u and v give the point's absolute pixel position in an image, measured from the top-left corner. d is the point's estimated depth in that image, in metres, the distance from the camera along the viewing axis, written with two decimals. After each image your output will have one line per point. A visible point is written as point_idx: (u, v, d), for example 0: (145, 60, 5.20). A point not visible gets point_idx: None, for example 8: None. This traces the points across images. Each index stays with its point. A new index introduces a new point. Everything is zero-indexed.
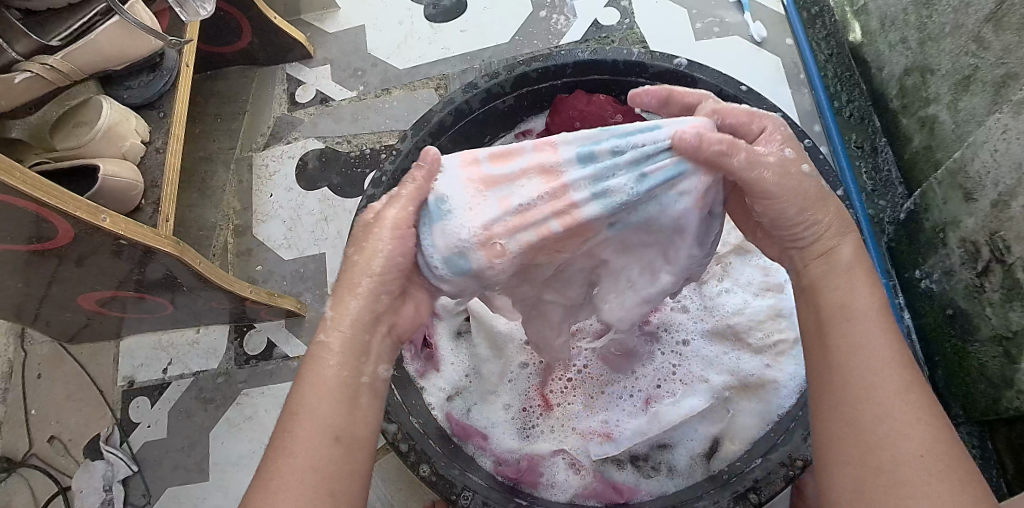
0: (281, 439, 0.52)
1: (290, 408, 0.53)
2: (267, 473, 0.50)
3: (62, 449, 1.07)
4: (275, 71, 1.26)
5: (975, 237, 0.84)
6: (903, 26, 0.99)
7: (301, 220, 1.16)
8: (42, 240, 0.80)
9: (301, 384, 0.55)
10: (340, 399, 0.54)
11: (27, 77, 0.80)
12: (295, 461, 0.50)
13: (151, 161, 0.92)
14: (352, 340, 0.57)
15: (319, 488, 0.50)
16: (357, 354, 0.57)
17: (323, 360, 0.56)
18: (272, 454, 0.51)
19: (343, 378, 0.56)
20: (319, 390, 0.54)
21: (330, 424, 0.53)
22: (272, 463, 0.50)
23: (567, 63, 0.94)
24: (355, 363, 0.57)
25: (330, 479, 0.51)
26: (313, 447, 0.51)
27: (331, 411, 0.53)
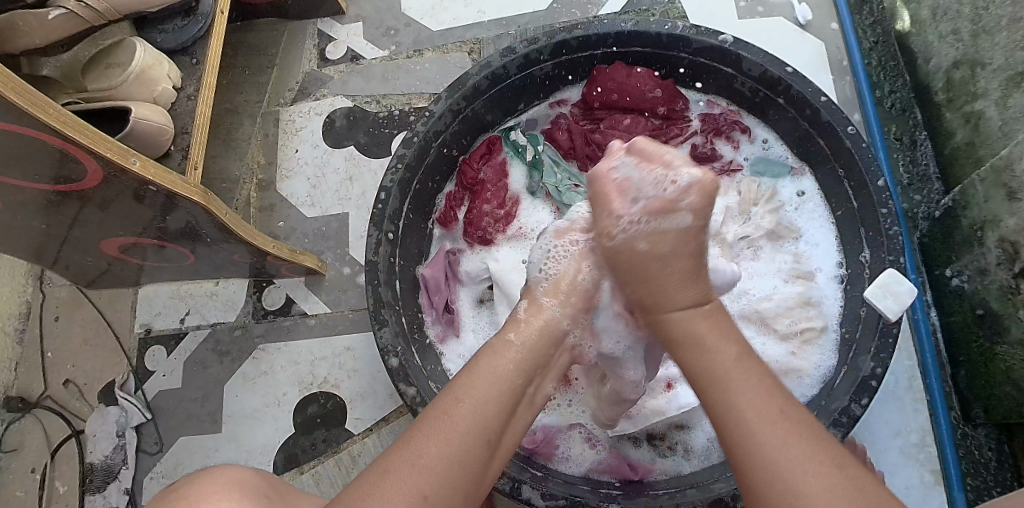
0: (438, 415, 0.57)
1: (458, 394, 0.59)
2: (417, 445, 0.55)
3: (77, 392, 1.08)
4: (307, 25, 1.24)
5: (1015, 237, 0.82)
6: (956, 16, 0.96)
7: (326, 178, 1.15)
8: (67, 180, 0.79)
9: (469, 375, 0.61)
10: (503, 401, 0.60)
11: (61, 13, 0.80)
12: (449, 447, 0.55)
13: (182, 107, 0.91)
14: (531, 348, 0.64)
15: (457, 471, 0.55)
16: (531, 364, 0.63)
17: (499, 358, 0.62)
18: (429, 428, 0.57)
19: (513, 383, 0.61)
20: (482, 382, 0.60)
21: (491, 427, 0.58)
22: (427, 436, 0.56)
23: (609, 33, 0.91)
24: (526, 376, 0.62)
25: (470, 466, 0.56)
26: (467, 435, 0.56)
27: (490, 406, 0.59)
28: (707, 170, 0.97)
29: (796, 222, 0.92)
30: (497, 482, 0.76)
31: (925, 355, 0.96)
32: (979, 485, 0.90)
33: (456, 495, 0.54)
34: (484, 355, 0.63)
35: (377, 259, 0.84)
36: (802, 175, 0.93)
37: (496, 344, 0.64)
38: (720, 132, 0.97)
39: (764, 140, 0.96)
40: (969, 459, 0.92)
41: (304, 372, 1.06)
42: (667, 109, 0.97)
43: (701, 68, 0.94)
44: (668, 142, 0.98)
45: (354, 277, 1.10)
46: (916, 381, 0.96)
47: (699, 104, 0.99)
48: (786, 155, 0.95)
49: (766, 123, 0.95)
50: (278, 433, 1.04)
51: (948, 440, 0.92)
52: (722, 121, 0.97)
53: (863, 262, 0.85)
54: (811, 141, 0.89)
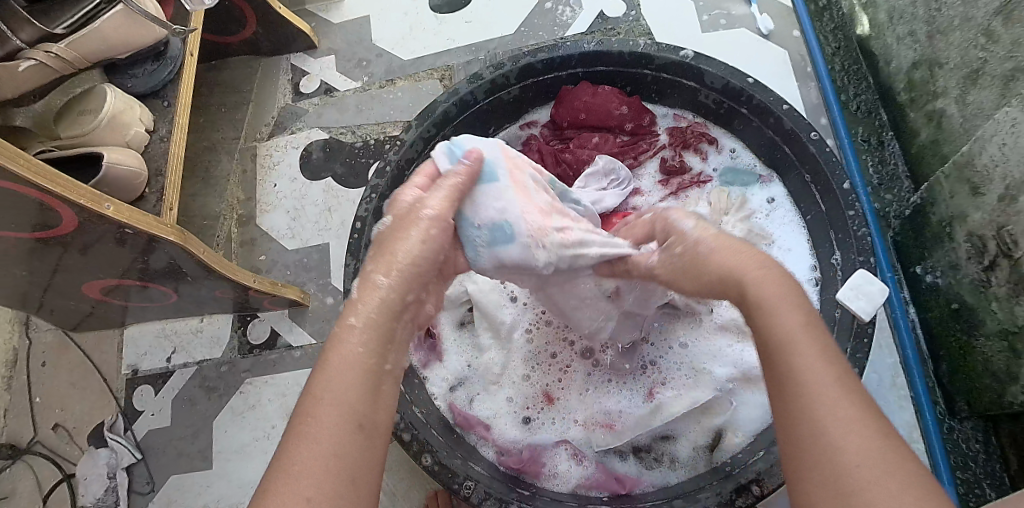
0: (297, 427, 0.49)
1: (313, 393, 0.51)
2: (285, 454, 0.48)
3: (66, 436, 1.07)
4: (280, 61, 1.26)
5: (982, 231, 0.83)
6: (911, 18, 0.98)
7: (305, 210, 1.16)
8: (46, 227, 0.80)
9: (321, 371, 0.52)
10: (362, 383, 0.52)
11: (31, 64, 0.81)
12: (319, 447, 0.48)
13: (156, 149, 0.92)
14: (377, 325, 0.56)
15: (332, 475, 0.47)
16: (381, 339, 0.55)
17: (347, 342, 0.54)
18: (289, 441, 0.48)
19: (366, 365, 0.53)
20: (333, 374, 0.52)
21: (355, 411, 0.50)
22: (290, 451, 0.48)
23: (573, 55, 0.93)
24: (381, 353, 0.54)
25: (347, 462, 0.48)
26: (334, 434, 0.49)
27: (350, 396, 0.51)
28: (677, 182, 0.98)
29: (768, 228, 0.93)
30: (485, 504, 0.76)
31: (905, 351, 0.97)
32: (969, 478, 0.90)
33: (341, 495, 0.46)
34: (329, 344, 0.54)
35: (354, 288, 0.85)
36: (771, 181, 0.95)
37: (339, 330, 0.55)
38: (688, 145, 0.98)
39: (731, 150, 0.98)
40: (957, 453, 0.92)
41: (292, 404, 1.06)
42: (634, 125, 0.99)
43: (665, 83, 0.95)
44: (637, 158, 0.99)
45: (338, 307, 1.11)
46: (900, 378, 0.97)
47: (666, 118, 1.01)
48: (753, 163, 0.96)
49: (732, 132, 0.97)
50: None
51: (936, 435, 0.92)
52: (689, 134, 0.98)
53: (835, 264, 0.86)
54: (777, 148, 0.91)
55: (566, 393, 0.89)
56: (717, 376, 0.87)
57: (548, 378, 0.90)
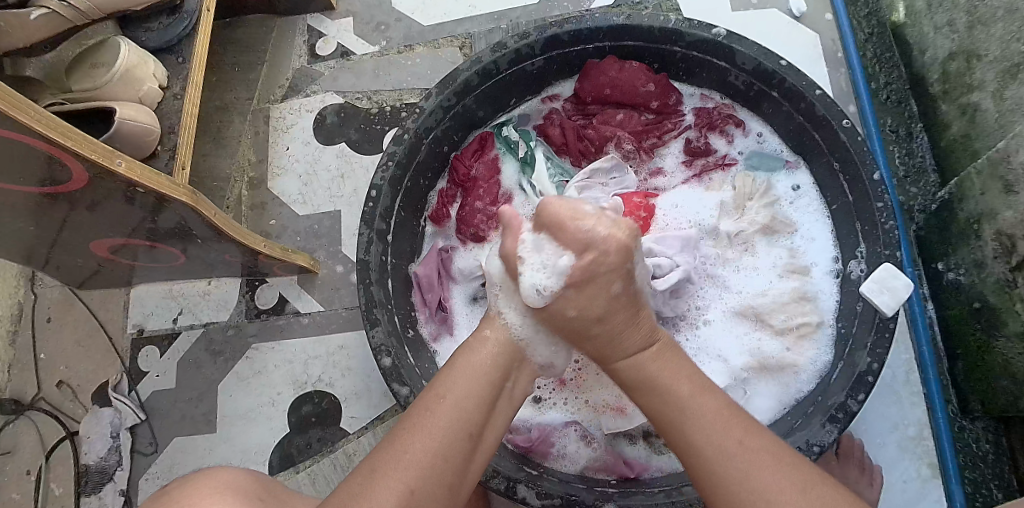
0: (418, 416, 0.57)
1: (437, 392, 0.60)
2: (400, 442, 0.56)
3: (70, 393, 1.07)
4: (296, 21, 1.23)
5: (1012, 230, 0.81)
6: (951, 7, 0.95)
7: (317, 175, 1.14)
8: (56, 182, 0.78)
9: (448, 374, 0.62)
10: (484, 393, 0.61)
11: (44, 13, 0.78)
12: (431, 443, 0.56)
13: (169, 107, 0.90)
14: (506, 345, 0.65)
15: (436, 471, 0.55)
16: (507, 358, 0.65)
17: (476, 353, 0.64)
18: (407, 429, 0.57)
19: (490, 380, 0.62)
20: (455, 378, 0.61)
21: (471, 420, 0.58)
22: (405, 437, 0.56)
23: (600, 27, 0.90)
24: (503, 371, 0.64)
25: (450, 462, 0.56)
26: (447, 430, 0.57)
27: (470, 404, 0.59)
28: (701, 164, 0.96)
29: (791, 216, 0.91)
30: (492, 482, 0.75)
31: (921, 348, 0.96)
32: (977, 477, 0.90)
33: (439, 486, 0.55)
34: (461, 353, 0.64)
35: (368, 258, 0.83)
36: (797, 167, 0.92)
37: (473, 339, 0.66)
38: (714, 126, 0.96)
39: (758, 134, 0.95)
40: (966, 451, 0.92)
41: (298, 372, 1.06)
42: (660, 104, 0.96)
43: (694, 61, 0.93)
44: (661, 137, 0.96)
45: (348, 275, 1.09)
46: (914, 374, 0.96)
47: (693, 98, 0.98)
48: (780, 148, 0.94)
49: (760, 116, 0.95)
50: (271, 433, 1.03)
51: (946, 433, 0.92)
52: (716, 115, 0.96)
53: (859, 256, 0.84)
54: (806, 134, 0.89)
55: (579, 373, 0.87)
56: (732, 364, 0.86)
57: None
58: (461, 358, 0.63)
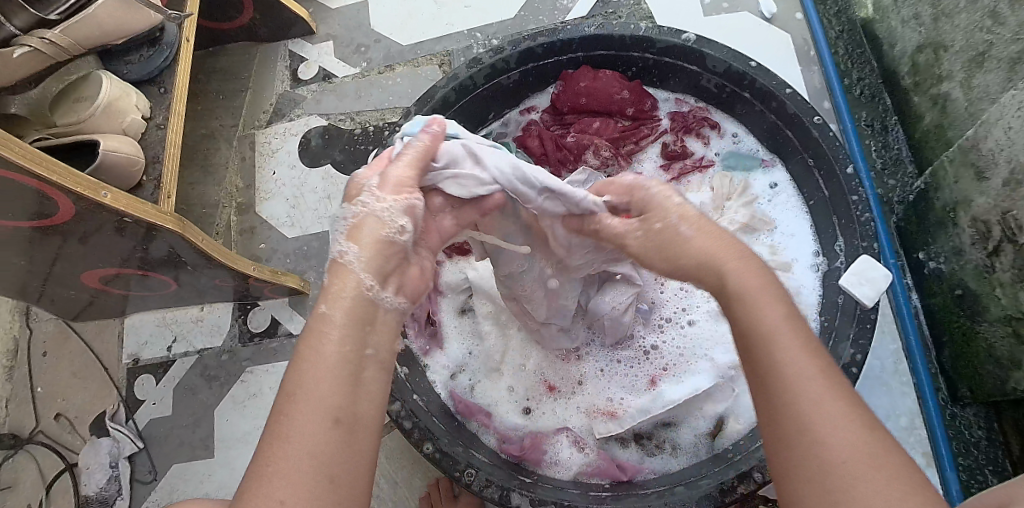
0: (273, 427, 0.46)
1: (287, 388, 0.48)
2: (265, 468, 0.44)
3: (68, 426, 1.08)
4: (278, 47, 1.25)
5: (986, 217, 0.83)
6: (916, 1, 0.97)
7: (304, 198, 1.15)
8: (45, 216, 0.79)
9: (303, 364, 0.49)
10: (348, 369, 0.49)
11: (26, 51, 0.80)
12: (293, 454, 0.45)
13: (153, 137, 0.91)
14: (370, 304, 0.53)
15: (318, 492, 0.44)
16: (361, 322, 0.52)
17: (326, 337, 0.50)
18: (263, 446, 0.45)
19: (346, 351, 0.50)
20: (316, 363, 0.49)
21: (339, 405, 0.47)
22: (263, 456, 0.45)
23: (574, 38, 0.92)
24: (360, 337, 0.51)
25: (331, 468, 0.45)
26: (309, 436, 0.45)
27: (325, 389, 0.47)
28: (679, 167, 0.97)
29: (769, 214, 0.93)
30: (486, 492, 0.76)
31: (908, 337, 0.97)
32: (970, 465, 0.90)
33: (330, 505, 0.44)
34: (309, 334, 0.50)
35: None
36: (773, 166, 0.94)
37: (314, 326, 0.50)
38: (690, 129, 0.98)
39: (733, 134, 0.97)
40: (959, 439, 0.92)
41: None
42: (635, 110, 0.98)
43: (666, 67, 0.94)
44: (638, 143, 0.98)
45: None
46: (903, 365, 0.96)
47: (668, 102, 1.00)
48: (756, 147, 0.95)
49: (734, 116, 0.96)
50: None
51: (938, 422, 0.93)
52: (691, 119, 0.98)
53: (838, 251, 0.85)
54: (779, 132, 0.90)
55: (564, 382, 0.89)
56: (719, 363, 0.87)
57: (550, 367, 0.90)
58: (319, 343, 0.50)
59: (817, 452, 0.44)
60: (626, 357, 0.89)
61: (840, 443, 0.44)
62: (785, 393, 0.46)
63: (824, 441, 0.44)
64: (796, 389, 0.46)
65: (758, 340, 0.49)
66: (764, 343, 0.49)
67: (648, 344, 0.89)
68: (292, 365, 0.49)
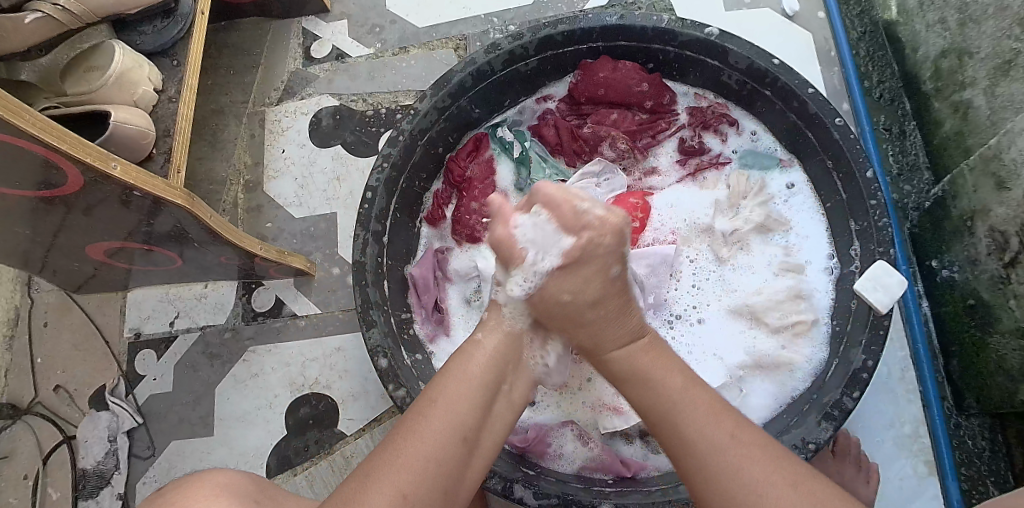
0: (411, 423, 0.58)
1: (429, 396, 0.60)
2: (395, 444, 0.56)
3: (67, 398, 1.07)
4: (291, 24, 1.23)
5: (1004, 227, 0.82)
6: (943, 5, 0.95)
7: (313, 178, 1.14)
8: (51, 186, 0.78)
9: (451, 377, 0.62)
10: (489, 398, 0.62)
11: (38, 17, 0.78)
12: (424, 447, 0.56)
13: (164, 110, 0.90)
14: (501, 350, 0.66)
15: (428, 476, 0.55)
16: (501, 364, 0.65)
17: (472, 363, 0.64)
18: (399, 436, 0.57)
19: (486, 384, 0.63)
20: (457, 380, 0.61)
21: (468, 426, 0.59)
22: (398, 445, 0.56)
23: (594, 28, 0.90)
24: (499, 374, 0.64)
25: (445, 469, 0.56)
26: (441, 436, 0.57)
27: (462, 406, 0.59)
28: (695, 163, 0.96)
29: (785, 214, 0.92)
30: (490, 483, 0.75)
31: (917, 344, 0.96)
32: (972, 474, 0.91)
33: (434, 492, 0.55)
34: (457, 360, 0.65)
35: (364, 259, 0.83)
36: (791, 166, 0.93)
37: (468, 347, 0.66)
38: (707, 125, 0.96)
39: (752, 132, 0.95)
40: (962, 448, 0.92)
41: (295, 374, 1.06)
42: (654, 103, 0.96)
43: (687, 61, 0.93)
44: (655, 136, 0.97)
45: (344, 277, 1.09)
46: (909, 372, 0.96)
47: (686, 97, 0.98)
48: (774, 146, 0.94)
49: (753, 114, 0.95)
50: (269, 435, 1.03)
51: (942, 431, 0.92)
52: (709, 114, 0.96)
53: (854, 255, 0.84)
54: (799, 132, 0.89)
55: (570, 374, 0.88)
56: (728, 363, 0.86)
57: None
58: (463, 365, 0.63)
59: (733, 482, 0.54)
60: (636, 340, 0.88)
61: (751, 467, 0.54)
62: (695, 433, 0.57)
63: (712, 455, 0.56)
64: (689, 425, 0.58)
65: (649, 392, 0.61)
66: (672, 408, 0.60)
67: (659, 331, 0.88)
68: (440, 376, 0.63)
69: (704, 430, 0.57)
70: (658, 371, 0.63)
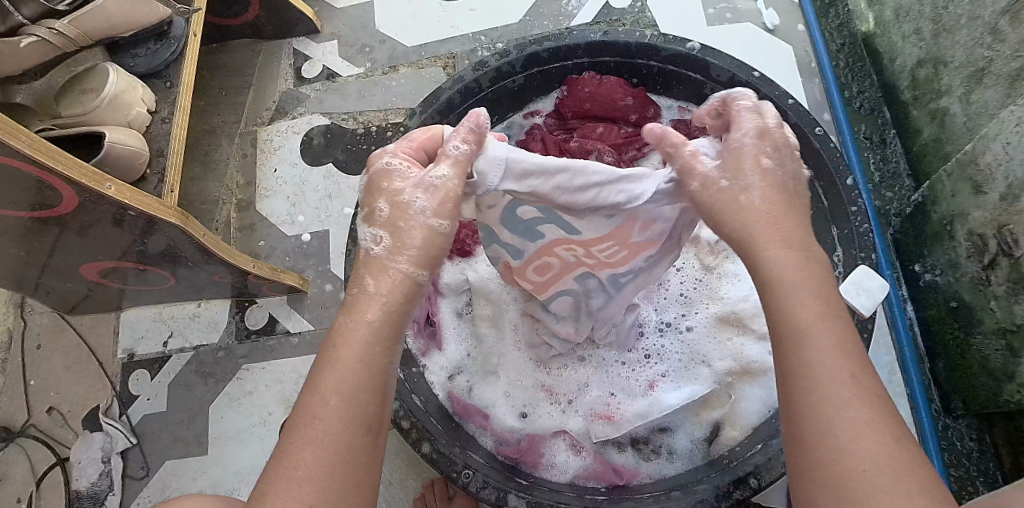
0: (303, 426, 0.51)
1: (321, 392, 0.52)
2: (288, 455, 0.51)
3: (61, 420, 1.07)
4: (283, 45, 1.25)
5: (982, 230, 0.84)
6: (917, 16, 0.98)
7: (305, 197, 1.15)
8: (45, 208, 0.79)
9: (333, 364, 0.53)
10: (378, 372, 0.54)
11: (33, 40, 0.80)
12: (324, 452, 0.51)
13: (157, 130, 0.91)
14: (395, 316, 0.56)
15: (331, 480, 0.50)
16: (394, 333, 0.56)
17: (355, 337, 0.55)
18: (293, 442, 0.51)
19: (377, 358, 0.55)
20: (336, 367, 0.53)
21: (364, 414, 0.53)
22: (293, 453, 0.51)
23: (579, 44, 0.92)
24: (393, 347, 0.56)
25: (349, 467, 0.51)
26: (339, 438, 0.51)
27: (360, 400, 0.53)
28: None
29: None
30: (483, 493, 0.76)
31: (903, 349, 0.97)
32: (962, 475, 0.91)
33: (344, 491, 0.51)
34: (343, 333, 0.55)
35: (356, 274, 0.85)
36: None
37: (346, 321, 0.55)
38: (692, 137, 0.98)
39: None
40: (951, 450, 0.93)
41: (289, 391, 1.06)
42: (639, 117, 0.98)
43: (669, 75, 0.95)
44: (641, 148, 0.99)
45: (337, 294, 1.10)
46: (896, 376, 0.97)
47: (671, 110, 1.00)
48: None
49: None
50: (264, 453, 1.03)
51: (930, 433, 0.93)
52: (694, 126, 0.98)
53: None
54: None
55: (564, 386, 0.89)
56: (716, 368, 0.86)
57: (549, 373, 0.89)
58: (344, 341, 0.54)
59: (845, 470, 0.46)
60: (621, 355, 0.89)
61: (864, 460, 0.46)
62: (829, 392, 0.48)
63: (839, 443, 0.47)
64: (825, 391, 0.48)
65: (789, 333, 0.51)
66: (796, 335, 0.50)
67: (643, 345, 0.89)
68: (323, 363, 0.54)
69: (819, 376, 0.49)
70: (802, 299, 0.51)
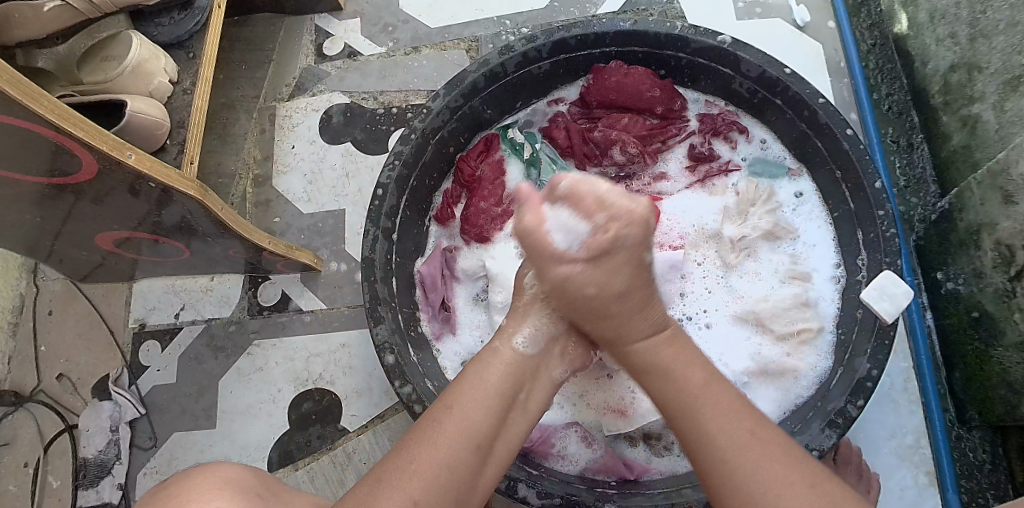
0: (425, 427, 0.59)
1: (446, 403, 0.62)
2: (409, 462, 0.56)
3: (70, 386, 1.07)
4: (304, 21, 1.24)
5: (1011, 241, 0.82)
6: (953, 19, 0.96)
7: (322, 175, 1.14)
8: (62, 173, 0.78)
9: (480, 387, 0.64)
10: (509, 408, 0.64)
11: (57, 5, 0.79)
12: (437, 453, 0.57)
13: (179, 101, 0.90)
14: (516, 363, 0.67)
15: (436, 482, 0.56)
16: (519, 374, 0.67)
17: (492, 375, 0.65)
18: (413, 444, 0.58)
19: (504, 392, 0.64)
20: (480, 392, 0.63)
21: (478, 432, 0.60)
22: (410, 451, 0.57)
23: (607, 33, 0.91)
24: (514, 385, 0.66)
25: (457, 476, 0.57)
26: (452, 445, 0.58)
27: (476, 416, 0.61)
28: (704, 170, 0.97)
29: (794, 222, 0.92)
30: (494, 481, 0.75)
31: (920, 357, 0.97)
32: (973, 486, 0.91)
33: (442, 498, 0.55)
34: (473, 367, 0.67)
35: (373, 255, 0.84)
36: (800, 175, 0.94)
37: (486, 356, 0.68)
38: (718, 132, 0.97)
39: (762, 140, 0.96)
40: (963, 460, 0.92)
41: (299, 368, 1.06)
42: (665, 109, 0.97)
43: (698, 68, 0.94)
44: (665, 142, 0.98)
45: (350, 273, 1.10)
46: (912, 383, 0.97)
47: (697, 103, 0.99)
48: (783, 155, 0.95)
49: (763, 122, 0.96)
50: (271, 430, 1.03)
51: (943, 443, 0.93)
52: (720, 121, 0.97)
53: (860, 265, 0.85)
54: (808, 142, 0.90)
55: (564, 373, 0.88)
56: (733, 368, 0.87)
57: None
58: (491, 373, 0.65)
59: (740, 471, 0.56)
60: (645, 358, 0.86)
61: (777, 482, 0.54)
62: (705, 430, 0.59)
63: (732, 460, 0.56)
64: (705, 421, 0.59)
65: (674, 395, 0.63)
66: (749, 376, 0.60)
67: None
68: (467, 383, 0.64)
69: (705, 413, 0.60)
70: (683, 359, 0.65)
